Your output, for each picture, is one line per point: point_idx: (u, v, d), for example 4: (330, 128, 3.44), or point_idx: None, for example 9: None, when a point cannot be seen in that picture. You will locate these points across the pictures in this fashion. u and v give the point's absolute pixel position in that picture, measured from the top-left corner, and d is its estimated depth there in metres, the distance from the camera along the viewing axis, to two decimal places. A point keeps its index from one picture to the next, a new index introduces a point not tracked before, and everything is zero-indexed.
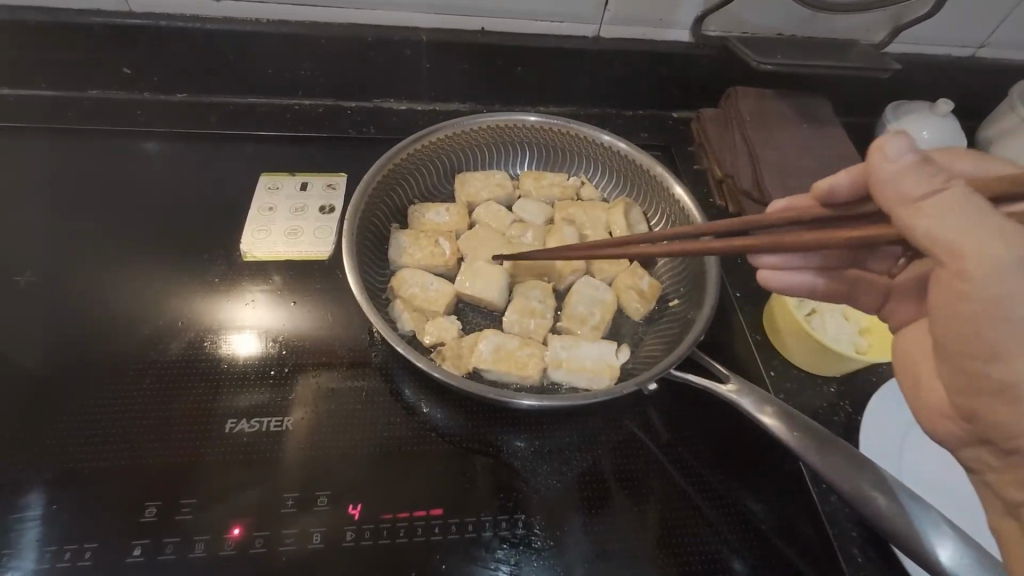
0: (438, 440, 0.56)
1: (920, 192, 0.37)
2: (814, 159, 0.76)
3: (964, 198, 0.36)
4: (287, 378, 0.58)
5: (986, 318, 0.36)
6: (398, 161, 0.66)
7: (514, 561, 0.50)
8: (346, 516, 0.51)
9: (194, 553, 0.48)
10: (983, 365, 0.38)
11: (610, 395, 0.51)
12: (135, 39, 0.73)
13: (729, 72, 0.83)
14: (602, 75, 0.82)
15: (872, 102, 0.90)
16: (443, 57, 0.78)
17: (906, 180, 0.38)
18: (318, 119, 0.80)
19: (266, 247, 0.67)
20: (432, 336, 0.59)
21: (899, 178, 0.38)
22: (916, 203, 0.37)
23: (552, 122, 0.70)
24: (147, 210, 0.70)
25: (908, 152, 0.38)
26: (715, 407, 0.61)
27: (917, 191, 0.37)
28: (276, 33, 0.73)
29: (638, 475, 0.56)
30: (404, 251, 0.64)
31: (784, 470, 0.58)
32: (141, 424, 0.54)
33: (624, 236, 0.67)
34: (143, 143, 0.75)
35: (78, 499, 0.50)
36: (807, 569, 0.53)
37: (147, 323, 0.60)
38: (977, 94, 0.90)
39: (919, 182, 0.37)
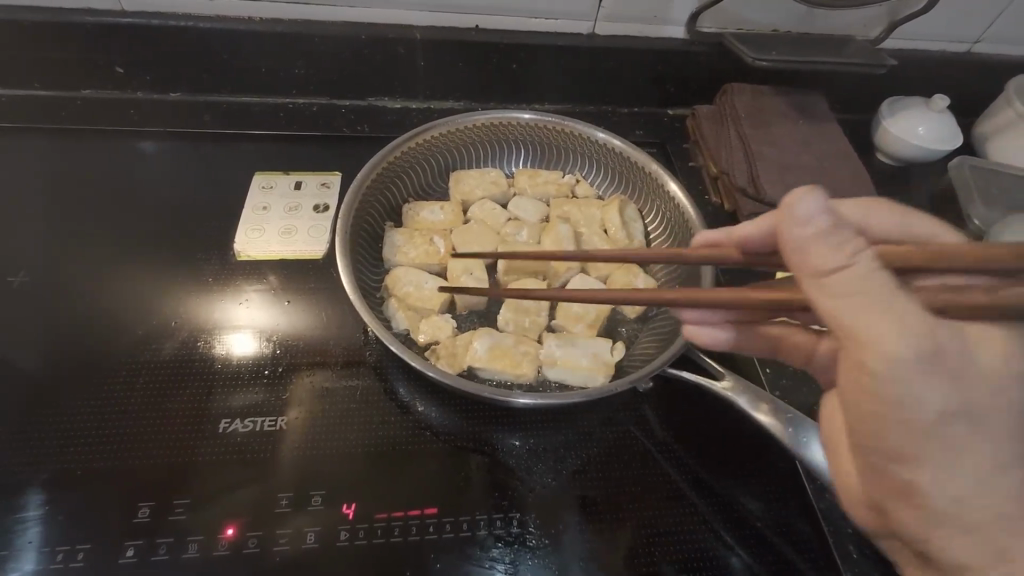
0: (433, 438, 0.56)
1: (830, 265, 0.33)
2: (810, 155, 0.76)
3: (870, 275, 0.33)
4: (281, 377, 0.58)
5: (907, 428, 0.34)
6: (392, 160, 0.66)
7: (509, 560, 0.50)
8: (341, 516, 0.51)
9: (188, 553, 0.48)
10: (890, 465, 0.37)
11: (605, 392, 0.51)
12: (128, 38, 0.72)
13: (725, 69, 0.83)
14: (598, 71, 0.82)
15: (869, 97, 0.90)
16: (437, 55, 0.77)
17: (828, 249, 0.33)
18: (313, 118, 0.80)
19: (260, 246, 0.67)
20: (427, 334, 0.59)
21: (807, 244, 0.34)
22: (822, 279, 0.33)
23: (547, 120, 0.70)
24: (141, 209, 0.70)
25: (821, 212, 0.33)
26: (710, 404, 0.61)
27: (823, 263, 0.33)
28: (270, 31, 0.73)
29: (633, 473, 0.56)
30: (399, 249, 0.64)
31: (780, 467, 0.58)
32: (135, 424, 0.54)
33: (619, 233, 0.67)
34: (137, 143, 0.75)
35: (72, 500, 0.50)
36: (803, 565, 0.52)
37: (141, 323, 0.60)
38: (975, 88, 0.90)
39: (827, 249, 0.33)
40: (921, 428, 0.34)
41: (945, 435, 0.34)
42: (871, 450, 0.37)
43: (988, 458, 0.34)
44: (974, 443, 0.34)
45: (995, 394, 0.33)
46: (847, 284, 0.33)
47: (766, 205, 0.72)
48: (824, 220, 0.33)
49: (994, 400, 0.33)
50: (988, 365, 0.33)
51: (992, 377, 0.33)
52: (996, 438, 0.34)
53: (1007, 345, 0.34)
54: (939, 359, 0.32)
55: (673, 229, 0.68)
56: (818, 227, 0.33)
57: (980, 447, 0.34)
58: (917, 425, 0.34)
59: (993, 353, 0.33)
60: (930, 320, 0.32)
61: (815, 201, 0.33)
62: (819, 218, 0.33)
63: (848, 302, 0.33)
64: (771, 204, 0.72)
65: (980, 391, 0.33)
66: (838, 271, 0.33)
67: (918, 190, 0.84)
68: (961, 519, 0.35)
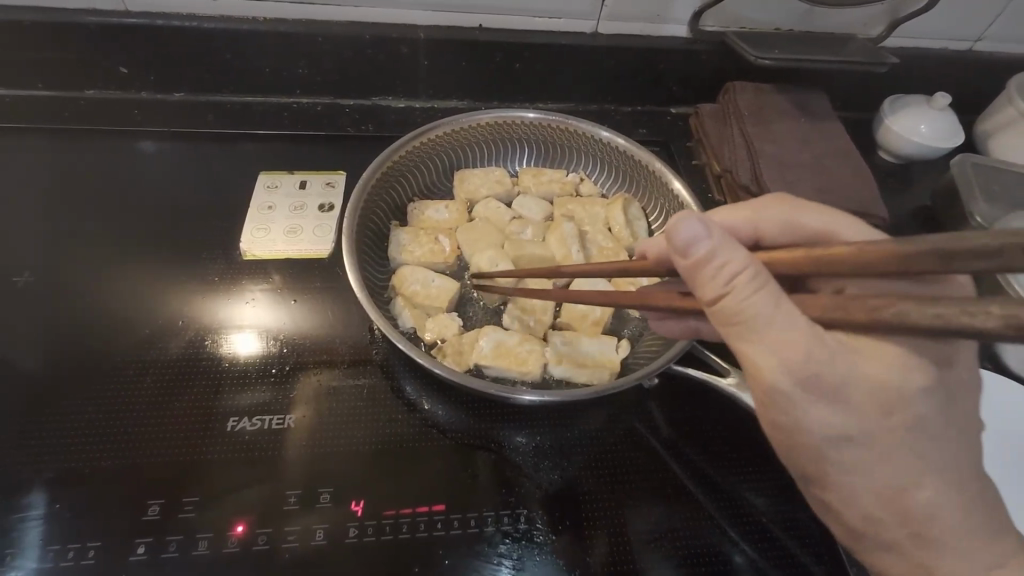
0: (440, 436, 0.56)
1: (714, 294, 0.35)
2: (812, 153, 0.77)
3: (753, 297, 0.34)
4: (287, 375, 0.58)
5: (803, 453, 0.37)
6: (397, 159, 0.66)
7: (517, 556, 0.50)
8: (349, 513, 0.51)
9: (196, 550, 0.48)
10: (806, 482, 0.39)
11: (611, 390, 0.51)
12: (132, 38, 0.72)
13: (728, 67, 0.83)
14: (601, 70, 0.82)
15: (870, 96, 0.90)
16: (440, 54, 0.78)
17: (714, 278, 0.35)
18: (316, 118, 0.80)
19: (266, 246, 0.67)
20: (433, 332, 0.59)
21: (695, 271, 0.36)
22: (714, 306, 0.35)
23: (550, 119, 0.70)
24: (146, 209, 0.70)
25: (701, 236, 0.35)
26: (716, 401, 0.61)
27: (711, 293, 0.35)
28: (273, 31, 0.73)
29: (640, 469, 0.56)
30: (405, 248, 0.64)
31: (786, 463, 0.58)
32: (142, 423, 0.54)
33: (623, 232, 0.68)
34: (141, 143, 0.75)
35: (81, 499, 0.50)
36: (809, 560, 0.53)
37: (147, 322, 0.60)
38: (976, 86, 0.90)
39: (714, 277, 0.35)
40: (816, 453, 0.36)
41: (840, 457, 0.36)
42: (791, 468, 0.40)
43: (882, 475, 0.36)
44: (865, 462, 0.36)
45: (884, 413, 0.35)
46: (735, 313, 0.34)
47: None
48: (705, 248, 0.35)
49: (882, 415, 0.35)
50: (879, 384, 0.34)
51: (883, 393, 0.34)
52: (883, 450, 0.35)
53: (899, 360, 0.34)
54: (818, 383, 0.34)
55: None
56: (700, 255, 0.35)
57: (874, 466, 0.36)
58: (813, 448, 0.36)
59: (881, 366, 0.34)
60: (808, 341, 0.34)
61: (696, 228, 0.35)
62: (701, 244, 0.35)
63: (740, 333, 0.35)
64: None
65: (866, 408, 0.35)
66: (720, 299, 0.35)
67: (920, 188, 0.84)
68: (876, 531, 0.38)
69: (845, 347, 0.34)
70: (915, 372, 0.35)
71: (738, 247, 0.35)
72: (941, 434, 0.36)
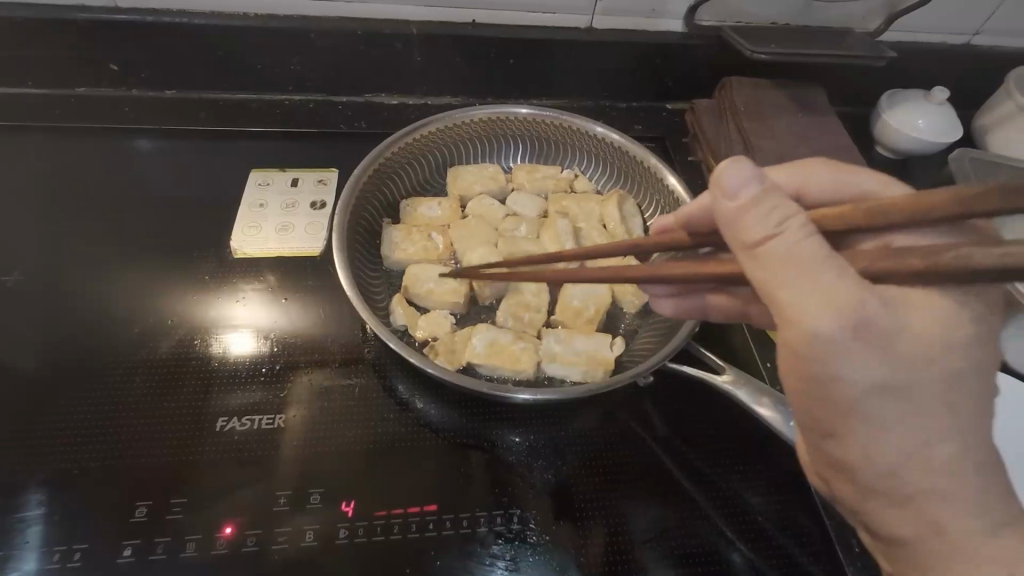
0: (433, 435, 0.56)
1: (760, 234, 0.33)
2: (809, 147, 0.76)
3: (802, 241, 0.32)
4: (279, 375, 0.58)
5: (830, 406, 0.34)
6: (389, 155, 0.65)
7: (510, 557, 0.49)
8: (340, 514, 0.50)
9: (185, 552, 0.48)
10: (822, 441, 0.36)
11: (604, 387, 0.51)
12: (121, 35, 0.72)
13: (724, 62, 0.82)
14: (597, 65, 0.81)
15: (868, 90, 0.89)
16: (434, 49, 0.77)
17: (758, 218, 0.33)
18: (309, 115, 0.79)
19: (256, 244, 0.66)
20: (425, 331, 0.59)
21: (741, 215, 0.34)
22: (755, 249, 0.33)
23: (545, 115, 0.70)
24: (136, 208, 0.69)
25: (750, 180, 0.33)
26: (711, 399, 0.61)
27: (757, 235, 0.33)
28: (264, 27, 0.72)
29: (634, 468, 0.56)
30: (397, 246, 0.63)
31: (782, 461, 0.57)
32: (131, 423, 0.54)
33: (618, 228, 0.67)
34: (132, 141, 0.75)
35: (70, 500, 0.50)
36: (806, 560, 0.52)
37: (137, 322, 0.60)
38: (976, 80, 0.89)
39: (758, 218, 0.33)
40: (848, 407, 0.33)
41: (874, 412, 0.33)
42: (808, 428, 0.37)
43: (920, 438, 0.33)
44: (903, 422, 0.33)
45: (928, 366, 0.32)
46: (779, 252, 0.32)
47: None
48: (754, 188, 0.33)
49: (926, 373, 0.32)
50: (923, 336, 0.32)
51: (928, 345, 0.32)
52: (929, 410, 0.33)
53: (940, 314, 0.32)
54: (859, 331, 0.31)
55: None
56: (746, 198, 0.33)
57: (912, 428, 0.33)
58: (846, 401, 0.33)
59: (922, 323, 0.32)
60: (854, 288, 0.31)
61: (747, 169, 0.33)
62: (751, 186, 0.33)
63: (780, 274, 0.32)
64: None
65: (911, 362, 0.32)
66: (768, 239, 0.33)
67: (919, 183, 0.83)
68: (899, 499, 0.34)
69: (893, 298, 0.32)
70: (958, 330, 0.32)
71: (785, 197, 0.33)
72: (982, 401, 0.33)
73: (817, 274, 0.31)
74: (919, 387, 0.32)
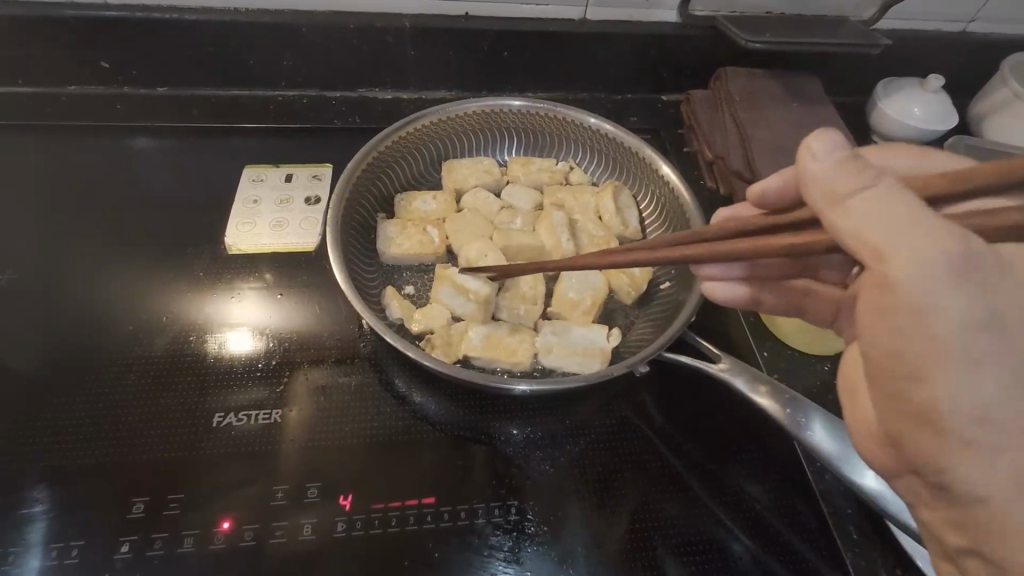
0: (430, 429, 0.56)
1: (851, 187, 0.33)
2: (805, 138, 0.76)
3: (896, 196, 0.32)
4: (275, 371, 0.58)
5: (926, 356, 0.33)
6: (382, 150, 0.65)
7: (509, 548, 0.49)
8: (338, 507, 0.50)
9: (183, 547, 0.48)
10: (906, 391, 0.35)
11: (602, 377, 0.51)
12: (112, 32, 0.71)
13: (719, 52, 0.82)
14: (591, 57, 0.81)
15: (864, 79, 0.89)
16: (428, 43, 0.76)
17: (838, 173, 0.34)
18: (302, 111, 0.79)
19: (250, 240, 0.66)
20: (421, 324, 0.59)
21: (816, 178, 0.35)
22: (843, 201, 0.33)
23: (538, 107, 0.69)
24: (129, 206, 0.69)
25: (836, 147, 0.35)
26: (709, 389, 0.61)
27: (844, 186, 0.33)
28: (256, 23, 0.72)
29: (631, 458, 0.55)
30: (392, 241, 0.63)
31: (780, 450, 0.57)
32: (128, 420, 0.54)
33: (613, 220, 0.67)
34: (125, 139, 0.74)
35: (66, 497, 0.50)
36: (805, 549, 0.52)
37: (132, 319, 0.60)
38: (971, 68, 0.89)
39: (850, 173, 0.34)
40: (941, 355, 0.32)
41: (967, 354, 0.32)
42: (881, 385, 0.36)
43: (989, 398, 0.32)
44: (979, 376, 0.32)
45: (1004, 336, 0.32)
46: (870, 205, 0.32)
47: None
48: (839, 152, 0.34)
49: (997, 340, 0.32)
50: (999, 285, 0.32)
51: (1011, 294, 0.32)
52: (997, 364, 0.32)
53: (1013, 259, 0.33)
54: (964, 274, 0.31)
55: (668, 213, 0.67)
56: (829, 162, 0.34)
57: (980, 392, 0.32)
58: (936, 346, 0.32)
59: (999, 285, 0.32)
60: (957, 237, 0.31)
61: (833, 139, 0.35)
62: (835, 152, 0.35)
63: (869, 217, 0.32)
64: None
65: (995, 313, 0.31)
66: (858, 193, 0.33)
67: None
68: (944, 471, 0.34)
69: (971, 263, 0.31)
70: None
71: (871, 164, 0.34)
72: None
73: (910, 222, 0.32)
74: (1005, 338, 0.32)
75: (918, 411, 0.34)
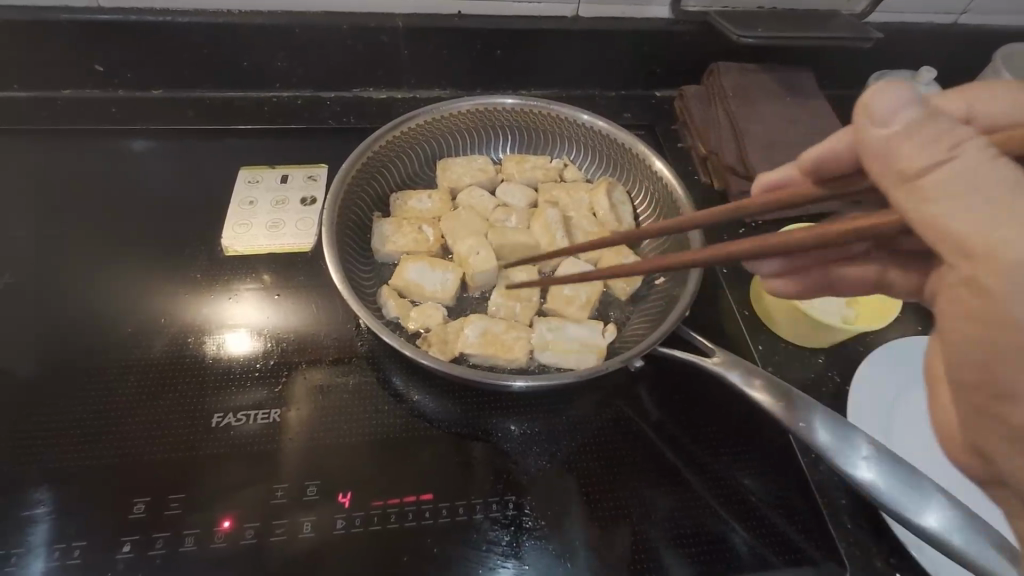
0: (428, 426, 0.56)
1: (924, 163, 0.31)
2: (799, 132, 0.76)
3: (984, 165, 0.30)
4: (273, 371, 0.58)
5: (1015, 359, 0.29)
6: (376, 150, 0.65)
7: (507, 542, 0.50)
8: (337, 505, 0.51)
9: (184, 546, 0.48)
10: (993, 405, 0.31)
11: (597, 372, 0.51)
12: (106, 35, 0.71)
13: (713, 47, 0.82)
14: (585, 54, 0.81)
15: (857, 73, 0.89)
16: (421, 42, 0.77)
17: (925, 144, 0.31)
18: (298, 111, 0.79)
19: (247, 241, 0.66)
20: (417, 322, 0.59)
21: (890, 146, 0.32)
22: (916, 180, 0.31)
23: (532, 105, 0.69)
24: (126, 209, 0.69)
25: (908, 104, 0.31)
26: (704, 383, 0.61)
27: (919, 161, 0.31)
28: (249, 24, 0.72)
29: (627, 452, 0.56)
30: (388, 239, 0.63)
31: (775, 442, 0.58)
32: (128, 422, 0.54)
33: (608, 217, 0.67)
34: (121, 142, 0.75)
35: (67, 498, 0.50)
36: (801, 539, 0.53)
37: (130, 321, 0.60)
38: (963, 60, 0.89)
39: (924, 143, 0.31)
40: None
41: None
42: (968, 391, 0.32)
43: None
44: None
45: None
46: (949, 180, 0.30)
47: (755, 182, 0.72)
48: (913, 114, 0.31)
49: None
50: None
51: None
52: None
53: None
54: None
55: (661, 208, 0.68)
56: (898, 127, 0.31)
57: None
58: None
59: None
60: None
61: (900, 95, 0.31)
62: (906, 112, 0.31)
63: (955, 203, 0.30)
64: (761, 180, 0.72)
65: None
66: (934, 168, 0.30)
67: None
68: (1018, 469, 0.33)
69: None
70: None
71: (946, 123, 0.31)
72: None
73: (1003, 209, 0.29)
74: None
75: (1019, 421, 0.31)
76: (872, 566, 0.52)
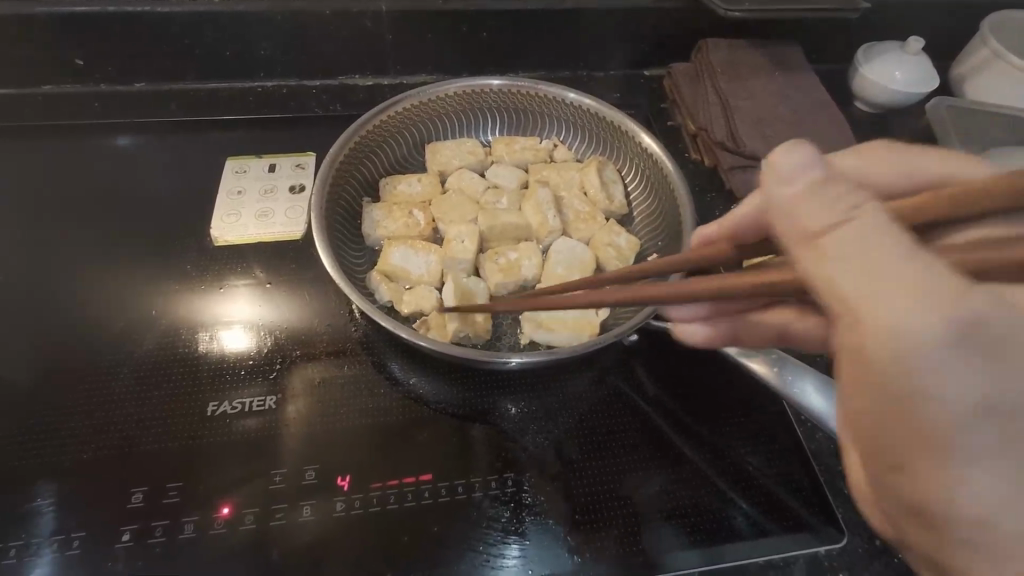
0: (425, 407, 0.56)
1: (823, 224, 0.29)
2: (789, 106, 0.76)
3: (871, 233, 0.28)
4: (267, 358, 0.58)
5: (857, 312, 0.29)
6: (363, 135, 0.64)
7: (506, 519, 0.50)
8: (336, 487, 0.51)
9: (184, 532, 0.48)
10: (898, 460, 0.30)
11: (594, 346, 0.51)
12: (84, 27, 0.70)
13: (700, 23, 0.82)
14: (572, 33, 0.80)
15: (846, 44, 0.89)
16: (406, 27, 0.76)
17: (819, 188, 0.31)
18: (282, 100, 0.78)
19: (236, 231, 0.66)
20: (410, 306, 0.59)
21: (794, 205, 0.30)
22: (816, 240, 0.30)
23: (519, 85, 0.69)
24: (111, 204, 0.68)
25: (808, 166, 0.30)
26: (700, 357, 0.61)
27: (819, 221, 0.29)
28: (231, 12, 0.71)
29: (624, 429, 0.56)
30: (378, 224, 0.63)
31: (772, 412, 0.58)
32: (124, 414, 0.54)
33: (598, 195, 0.67)
34: (105, 136, 0.74)
35: (68, 489, 0.50)
36: (800, 506, 0.53)
37: (121, 315, 0.60)
38: (952, 28, 0.89)
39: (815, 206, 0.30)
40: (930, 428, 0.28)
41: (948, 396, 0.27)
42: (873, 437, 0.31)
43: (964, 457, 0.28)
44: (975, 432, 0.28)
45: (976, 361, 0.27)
46: (848, 243, 0.29)
47: (746, 157, 0.72)
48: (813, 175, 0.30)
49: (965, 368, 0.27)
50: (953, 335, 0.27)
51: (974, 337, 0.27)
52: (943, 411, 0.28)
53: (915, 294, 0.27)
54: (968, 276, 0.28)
55: (654, 185, 0.67)
56: (800, 188, 0.30)
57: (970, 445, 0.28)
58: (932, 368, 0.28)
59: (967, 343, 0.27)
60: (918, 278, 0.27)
61: (801, 156, 0.31)
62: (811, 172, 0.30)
63: (848, 268, 0.29)
64: (752, 155, 0.71)
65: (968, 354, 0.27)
66: (833, 229, 0.29)
67: (898, 133, 0.84)
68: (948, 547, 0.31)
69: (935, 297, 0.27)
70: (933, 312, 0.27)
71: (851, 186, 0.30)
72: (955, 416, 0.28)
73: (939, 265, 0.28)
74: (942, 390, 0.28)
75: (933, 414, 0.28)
76: (870, 529, 0.52)
